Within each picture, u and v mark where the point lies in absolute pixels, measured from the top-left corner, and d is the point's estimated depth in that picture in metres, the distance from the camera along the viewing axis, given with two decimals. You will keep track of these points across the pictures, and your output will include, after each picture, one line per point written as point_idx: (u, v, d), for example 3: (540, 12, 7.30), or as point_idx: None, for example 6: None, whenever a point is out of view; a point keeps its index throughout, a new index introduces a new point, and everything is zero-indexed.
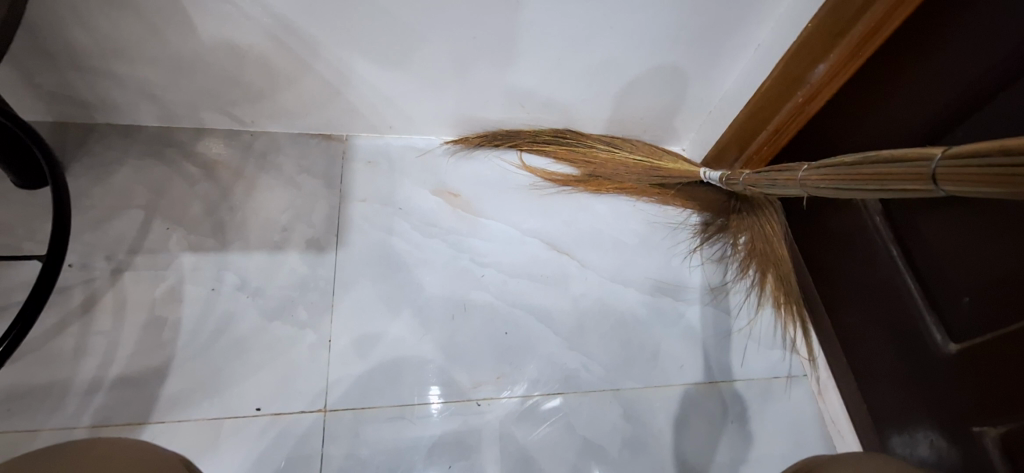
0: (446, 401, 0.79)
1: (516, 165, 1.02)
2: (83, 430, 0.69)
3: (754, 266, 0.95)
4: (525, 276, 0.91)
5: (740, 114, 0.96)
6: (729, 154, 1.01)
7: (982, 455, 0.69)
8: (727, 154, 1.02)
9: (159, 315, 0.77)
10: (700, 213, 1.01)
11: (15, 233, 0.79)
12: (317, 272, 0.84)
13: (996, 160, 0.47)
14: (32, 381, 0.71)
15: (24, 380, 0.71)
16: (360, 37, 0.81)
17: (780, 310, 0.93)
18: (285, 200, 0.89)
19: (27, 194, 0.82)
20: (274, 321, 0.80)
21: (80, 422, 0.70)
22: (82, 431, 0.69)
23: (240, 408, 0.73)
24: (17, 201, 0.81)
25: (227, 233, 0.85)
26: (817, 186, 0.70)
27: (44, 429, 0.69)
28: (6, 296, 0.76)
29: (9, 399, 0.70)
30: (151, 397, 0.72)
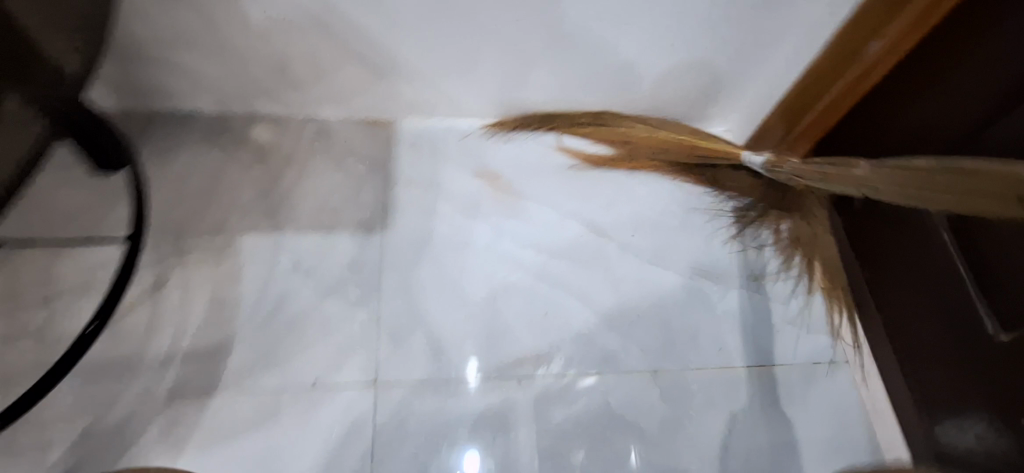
0: (486, 380, 0.82)
1: (554, 147, 1.02)
2: (158, 397, 0.76)
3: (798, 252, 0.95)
4: (565, 257, 0.93)
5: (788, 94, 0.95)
6: (774, 133, 1.00)
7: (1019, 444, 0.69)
8: (772, 133, 1.01)
9: (221, 293, 0.83)
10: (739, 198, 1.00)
11: (92, 216, 0.86)
12: (365, 253, 0.88)
13: None
14: (114, 352, 0.78)
15: (106, 351, 0.78)
16: (401, 19, 0.82)
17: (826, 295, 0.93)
18: (334, 183, 0.93)
19: (100, 179, 0.88)
20: (326, 299, 0.84)
21: (156, 390, 0.76)
22: (157, 398, 0.76)
23: (298, 380, 0.79)
24: (92, 186, 0.88)
25: (281, 216, 0.89)
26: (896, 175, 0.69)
27: (126, 396, 0.75)
28: (89, 275, 0.82)
29: (95, 368, 0.77)
30: (218, 368, 0.78)
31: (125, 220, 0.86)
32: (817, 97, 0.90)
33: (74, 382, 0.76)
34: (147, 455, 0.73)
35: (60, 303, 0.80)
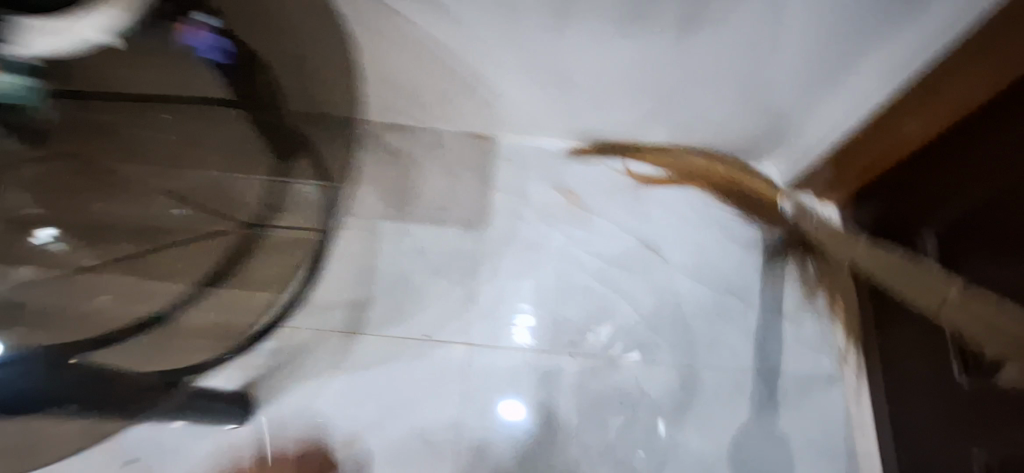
0: (548, 352, 1.09)
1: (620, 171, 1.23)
2: (319, 333, 1.07)
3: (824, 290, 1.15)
4: (619, 265, 1.16)
5: (833, 149, 1.10)
6: (817, 179, 1.16)
7: (954, 456, 0.90)
8: (815, 179, 1.16)
9: (365, 262, 1.12)
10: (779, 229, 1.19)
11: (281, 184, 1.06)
12: (468, 244, 1.15)
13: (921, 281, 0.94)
14: None
15: None
16: (510, 68, 1.05)
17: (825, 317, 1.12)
18: (449, 186, 1.20)
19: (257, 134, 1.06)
20: (436, 276, 1.13)
21: (318, 327, 1.07)
22: (319, 333, 1.07)
23: (415, 333, 1.08)
24: None
25: (409, 208, 1.17)
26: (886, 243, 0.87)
27: (297, 328, 1.06)
28: None
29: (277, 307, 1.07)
30: (357, 318, 1.08)
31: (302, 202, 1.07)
32: (858, 156, 1.06)
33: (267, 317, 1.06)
34: (308, 371, 1.04)
35: None
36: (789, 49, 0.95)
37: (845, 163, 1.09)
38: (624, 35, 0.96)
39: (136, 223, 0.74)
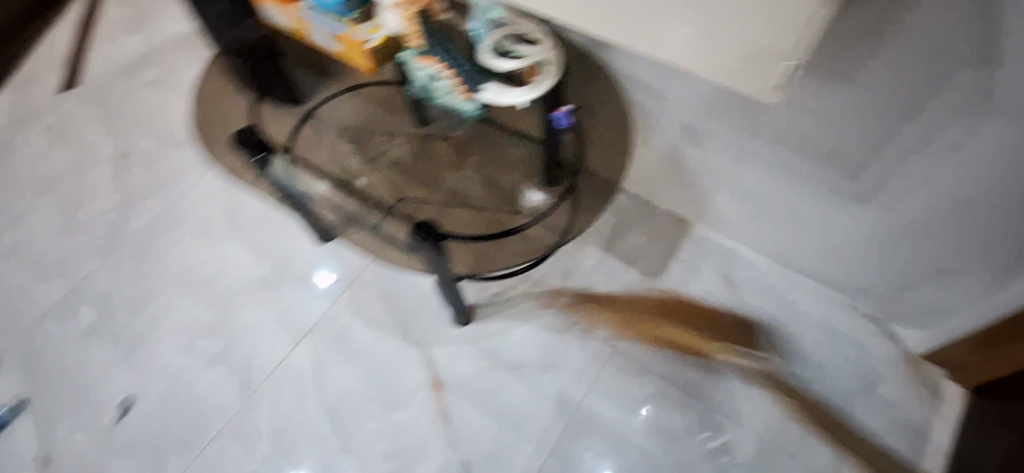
0: (668, 384, 1.49)
1: (760, 266, 1.63)
2: (532, 302, 1.59)
3: (629, 333, 1.55)
4: (747, 349, 1.53)
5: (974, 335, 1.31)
6: (965, 355, 1.37)
7: None
8: (960, 355, 1.38)
9: (570, 266, 1.64)
10: (880, 371, 1.49)
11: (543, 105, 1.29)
12: (642, 284, 1.62)
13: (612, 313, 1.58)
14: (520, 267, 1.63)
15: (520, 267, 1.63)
16: (723, 184, 1.52)
17: (803, 399, 1.47)
18: (644, 240, 1.68)
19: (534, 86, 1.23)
20: (612, 294, 1.60)
21: (533, 300, 1.59)
22: (533, 303, 1.59)
23: (584, 326, 1.56)
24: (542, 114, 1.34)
25: (612, 244, 1.67)
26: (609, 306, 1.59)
27: (521, 291, 1.60)
28: (527, 206, 1.48)
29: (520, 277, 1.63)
30: (552, 298, 1.60)
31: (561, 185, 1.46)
32: (995, 348, 1.27)
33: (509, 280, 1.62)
34: (517, 320, 1.57)
35: (500, 194, 1.51)
36: (940, 239, 1.24)
37: (983, 353, 1.31)
38: (810, 193, 1.37)
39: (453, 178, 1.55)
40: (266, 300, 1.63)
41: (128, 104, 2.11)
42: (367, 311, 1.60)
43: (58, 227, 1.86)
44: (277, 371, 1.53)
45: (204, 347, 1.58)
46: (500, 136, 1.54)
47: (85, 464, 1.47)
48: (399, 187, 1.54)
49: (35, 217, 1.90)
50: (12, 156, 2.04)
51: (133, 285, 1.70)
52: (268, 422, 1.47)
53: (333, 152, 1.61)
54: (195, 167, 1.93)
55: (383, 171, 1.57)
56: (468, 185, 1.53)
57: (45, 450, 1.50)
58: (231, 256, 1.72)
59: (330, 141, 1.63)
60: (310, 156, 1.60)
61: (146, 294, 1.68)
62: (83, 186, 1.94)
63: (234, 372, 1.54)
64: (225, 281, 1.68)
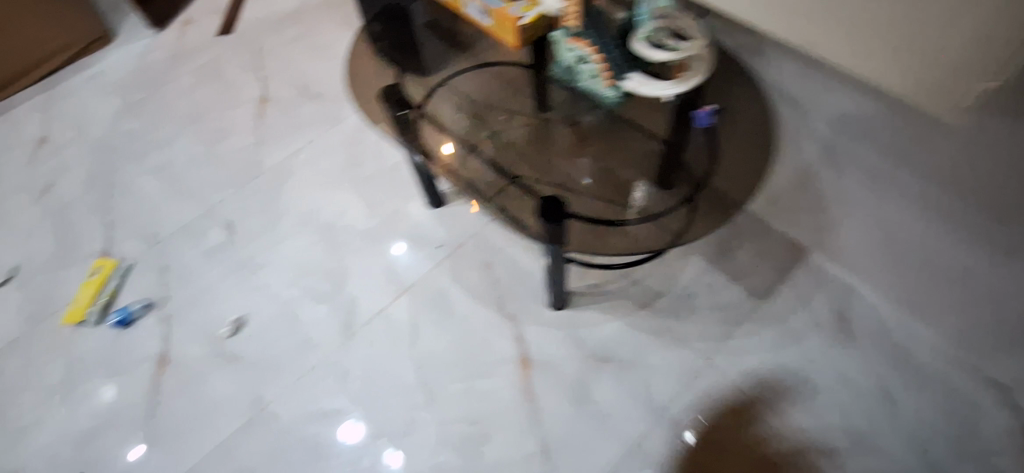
0: (759, 407, 1.43)
1: (878, 307, 1.54)
2: (631, 300, 1.58)
3: None
4: (850, 389, 1.45)
5: None
6: None
7: None
8: None
9: (673, 271, 1.62)
10: (1002, 442, 1.36)
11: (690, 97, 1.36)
12: (745, 302, 1.57)
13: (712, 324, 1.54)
14: (623, 264, 1.63)
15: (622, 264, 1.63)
16: None
17: (908, 453, 1.37)
18: (754, 258, 1.63)
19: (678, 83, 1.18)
20: (713, 307, 1.56)
21: (631, 298, 1.59)
22: (631, 301, 1.58)
23: (680, 332, 1.53)
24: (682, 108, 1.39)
25: (720, 257, 1.63)
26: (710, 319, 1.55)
27: (621, 288, 1.60)
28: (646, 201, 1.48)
29: (620, 273, 1.62)
30: (650, 299, 1.58)
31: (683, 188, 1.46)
32: None
33: (609, 274, 1.62)
34: (612, 315, 1.56)
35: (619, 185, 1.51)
36: None
37: None
38: None
39: (574, 163, 1.57)
40: (376, 250, 1.73)
41: (274, 56, 2.30)
42: (467, 277, 1.65)
43: (198, 154, 2.04)
44: (377, 316, 1.60)
45: (313, 283, 1.68)
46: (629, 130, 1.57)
47: (194, 369, 1.57)
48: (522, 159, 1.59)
49: (180, 142, 2.09)
50: (171, 86, 2.27)
51: (259, 215, 1.85)
52: (361, 365, 1.53)
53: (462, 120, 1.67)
54: (325, 120, 2.07)
55: (508, 144, 1.63)
56: (588, 171, 1.55)
57: (161, 349, 1.61)
58: (349, 205, 1.83)
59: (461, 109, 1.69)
60: (443, 116, 1.67)
61: (268, 226, 1.82)
62: (224, 121, 2.12)
63: (339, 310, 1.63)
64: (340, 227, 1.78)
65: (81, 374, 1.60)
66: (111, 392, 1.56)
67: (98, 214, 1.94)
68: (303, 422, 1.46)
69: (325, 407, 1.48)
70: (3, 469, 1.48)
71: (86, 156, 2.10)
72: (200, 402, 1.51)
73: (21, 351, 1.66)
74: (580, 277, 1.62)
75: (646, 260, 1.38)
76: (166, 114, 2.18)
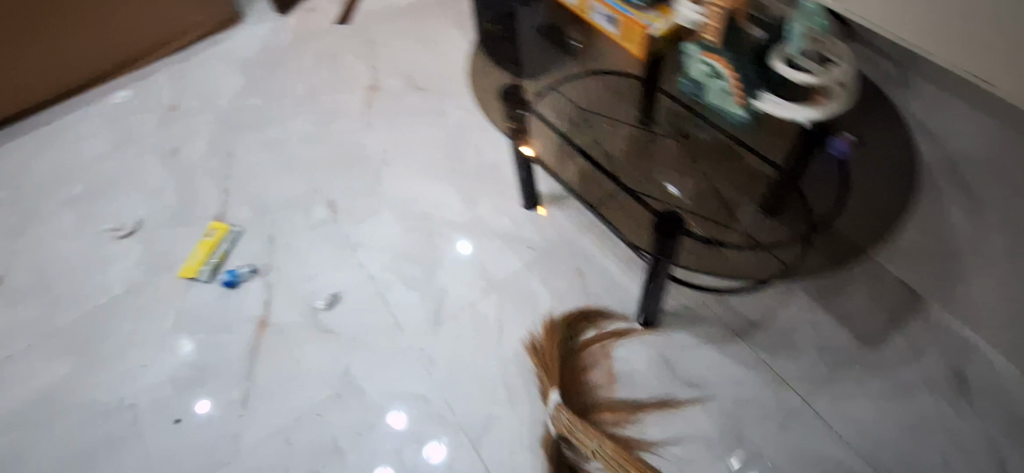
0: (858, 460, 1.35)
1: (1002, 371, 1.42)
2: (725, 329, 1.53)
3: None
4: (963, 455, 1.33)
5: None
6: None
7: None
8: None
9: (774, 304, 1.55)
10: None
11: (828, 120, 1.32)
12: (851, 346, 1.48)
13: (808, 371, 1.45)
14: (720, 290, 1.58)
15: (719, 289, 1.58)
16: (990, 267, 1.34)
17: None
18: (864, 302, 1.54)
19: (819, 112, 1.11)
20: (816, 347, 1.48)
21: (726, 326, 1.53)
22: (725, 329, 1.53)
23: (776, 369, 1.46)
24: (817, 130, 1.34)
25: (825, 296, 1.55)
26: (809, 362, 1.47)
27: (716, 314, 1.55)
28: (757, 231, 1.43)
29: (717, 299, 1.57)
30: (747, 330, 1.52)
31: (799, 220, 1.40)
32: None
33: (704, 299, 1.57)
34: (703, 341, 1.52)
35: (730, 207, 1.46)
36: None
37: None
38: None
39: (684, 174, 1.52)
40: (469, 245, 1.75)
41: (386, 47, 2.39)
42: (558, 282, 1.64)
43: (310, 134, 2.16)
44: (465, 309, 1.63)
45: (407, 269, 1.73)
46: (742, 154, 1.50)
47: (290, 337, 1.65)
48: (630, 163, 1.54)
49: (294, 121, 2.21)
50: (290, 68, 2.41)
51: (361, 198, 1.92)
52: (447, 356, 1.56)
53: (571, 120, 1.66)
54: (430, 113, 2.13)
55: (617, 146, 1.58)
56: (699, 186, 1.49)
57: (263, 313, 1.70)
58: (446, 198, 1.87)
59: (570, 108, 1.68)
60: (553, 113, 1.67)
61: (369, 209, 1.89)
62: (336, 105, 2.23)
63: (429, 298, 1.66)
64: (436, 218, 1.83)
65: (189, 326, 1.71)
66: (206, 346, 1.66)
67: (216, 180, 2.07)
68: (387, 403, 1.51)
69: (409, 391, 1.52)
70: (115, 403, 1.60)
71: (210, 125, 2.26)
72: (293, 368, 1.59)
73: (139, 298, 1.79)
74: (674, 298, 1.58)
75: (753, 287, 1.33)
76: (282, 93, 2.32)
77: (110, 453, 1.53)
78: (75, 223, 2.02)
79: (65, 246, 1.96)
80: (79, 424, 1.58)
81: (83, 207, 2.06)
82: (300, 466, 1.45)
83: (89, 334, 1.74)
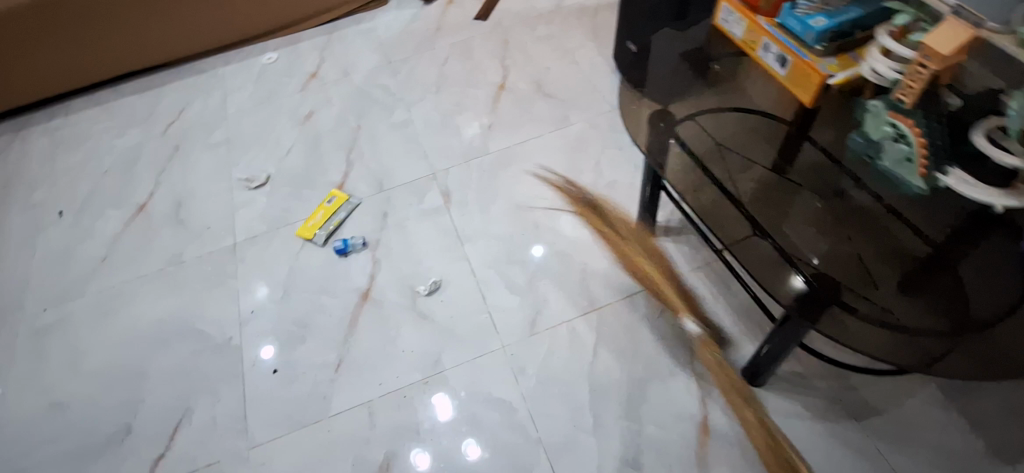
0: None
1: None
2: (839, 407, 1.41)
3: None
4: None
5: None
6: None
7: None
8: None
9: (899, 391, 1.41)
10: None
11: None
12: (983, 459, 1.32)
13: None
14: (839, 364, 1.46)
15: (838, 363, 1.46)
16: None
17: None
18: (1007, 413, 1.37)
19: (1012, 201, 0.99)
20: (941, 450, 1.34)
21: (840, 404, 1.41)
22: (839, 407, 1.41)
23: (891, 464, 1.33)
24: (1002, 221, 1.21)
25: (961, 396, 1.40)
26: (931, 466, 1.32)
27: (831, 389, 1.43)
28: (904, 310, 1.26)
29: (833, 373, 1.45)
30: (863, 413, 1.39)
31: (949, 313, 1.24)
32: None
33: (820, 369, 1.46)
34: (812, 414, 1.41)
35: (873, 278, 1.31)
36: None
37: None
38: None
39: (829, 233, 1.40)
40: (575, 260, 1.73)
41: (519, 49, 2.42)
42: (662, 318, 1.58)
43: (434, 121, 2.21)
44: (561, 325, 1.60)
45: (509, 272, 1.73)
46: (897, 223, 1.39)
47: (388, 314, 1.69)
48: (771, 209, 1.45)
49: (421, 107, 2.28)
50: (425, 54, 2.48)
51: (474, 193, 1.95)
52: (537, 367, 1.54)
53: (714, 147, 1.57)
54: (553, 120, 2.12)
55: (759, 187, 1.50)
56: (843, 249, 1.37)
57: (366, 286, 1.76)
58: (558, 209, 1.86)
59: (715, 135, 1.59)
60: (695, 134, 1.59)
61: (481, 204, 1.91)
62: (463, 97, 2.27)
63: (527, 305, 1.65)
64: (545, 226, 1.82)
65: (298, 283, 1.80)
66: (310, 306, 1.74)
67: (341, 150, 2.17)
68: (471, 400, 1.51)
69: (493, 395, 1.51)
70: (222, 341, 1.71)
71: (343, 97, 2.37)
72: (387, 346, 1.63)
73: (258, 248, 1.90)
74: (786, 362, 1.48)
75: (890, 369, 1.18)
76: (415, 77, 2.40)
77: (211, 387, 1.63)
78: (213, 167, 2.18)
79: (201, 187, 2.12)
80: (189, 353, 1.70)
81: (222, 153, 2.22)
82: (378, 442, 1.48)
83: (210, 271, 1.87)
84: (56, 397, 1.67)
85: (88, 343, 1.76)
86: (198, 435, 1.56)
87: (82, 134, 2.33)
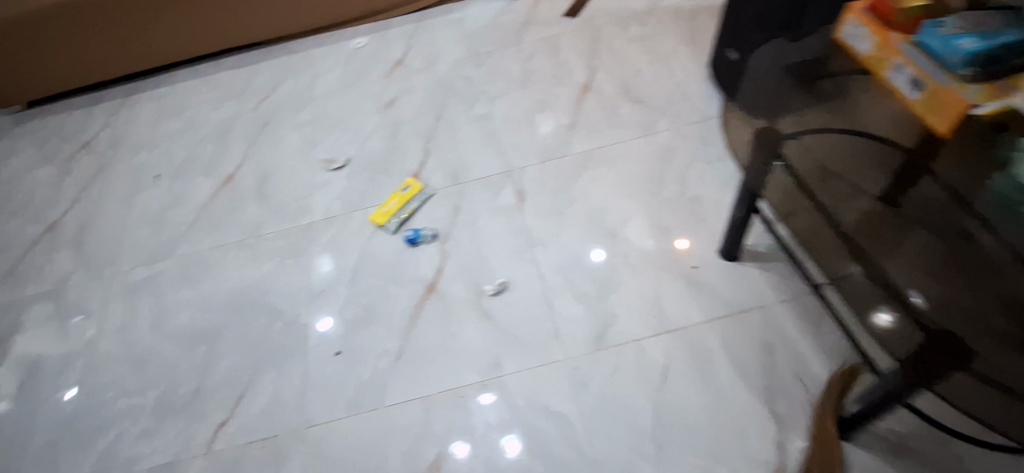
0: None
1: None
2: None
3: None
4: None
5: None
6: None
7: None
8: None
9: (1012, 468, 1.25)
10: None
11: None
12: None
13: None
14: (942, 428, 1.30)
15: (941, 427, 1.31)
16: None
17: None
18: None
19: None
20: None
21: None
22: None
23: None
24: None
25: None
26: None
27: (930, 455, 1.28)
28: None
29: (934, 437, 1.30)
30: None
31: None
32: None
33: (918, 430, 1.31)
34: None
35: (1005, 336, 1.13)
36: None
37: None
38: None
39: (951, 277, 1.23)
40: (650, 276, 1.64)
41: (609, 49, 2.33)
42: (741, 350, 1.47)
43: (515, 118, 2.17)
44: (630, 344, 1.53)
45: (578, 281, 1.67)
46: None
47: (452, 310, 1.67)
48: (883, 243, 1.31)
49: (502, 102, 2.24)
50: (510, 48, 2.44)
51: (549, 194, 1.89)
52: (600, 385, 1.48)
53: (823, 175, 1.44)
54: (638, 126, 2.03)
55: (871, 221, 1.36)
56: (968, 296, 1.19)
57: (432, 278, 1.75)
58: (637, 220, 1.77)
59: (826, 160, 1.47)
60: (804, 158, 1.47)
61: (556, 207, 1.85)
62: (546, 95, 2.22)
63: (595, 318, 1.59)
64: (621, 237, 1.74)
65: (367, 269, 1.81)
66: (376, 292, 1.75)
67: (421, 139, 2.17)
68: (528, 409, 1.47)
69: (551, 407, 1.46)
70: (291, 317, 1.75)
71: (426, 86, 2.37)
72: (448, 342, 1.61)
73: (332, 229, 1.93)
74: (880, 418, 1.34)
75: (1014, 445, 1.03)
76: (498, 71, 2.36)
77: (277, 361, 1.67)
78: (298, 145, 2.24)
79: (285, 164, 2.18)
80: (259, 325, 1.75)
81: (307, 133, 2.27)
82: (432, 438, 1.47)
83: (285, 247, 1.92)
84: (139, 351, 1.76)
85: (171, 304, 1.85)
86: (261, 406, 1.60)
87: (182, 104, 2.46)
